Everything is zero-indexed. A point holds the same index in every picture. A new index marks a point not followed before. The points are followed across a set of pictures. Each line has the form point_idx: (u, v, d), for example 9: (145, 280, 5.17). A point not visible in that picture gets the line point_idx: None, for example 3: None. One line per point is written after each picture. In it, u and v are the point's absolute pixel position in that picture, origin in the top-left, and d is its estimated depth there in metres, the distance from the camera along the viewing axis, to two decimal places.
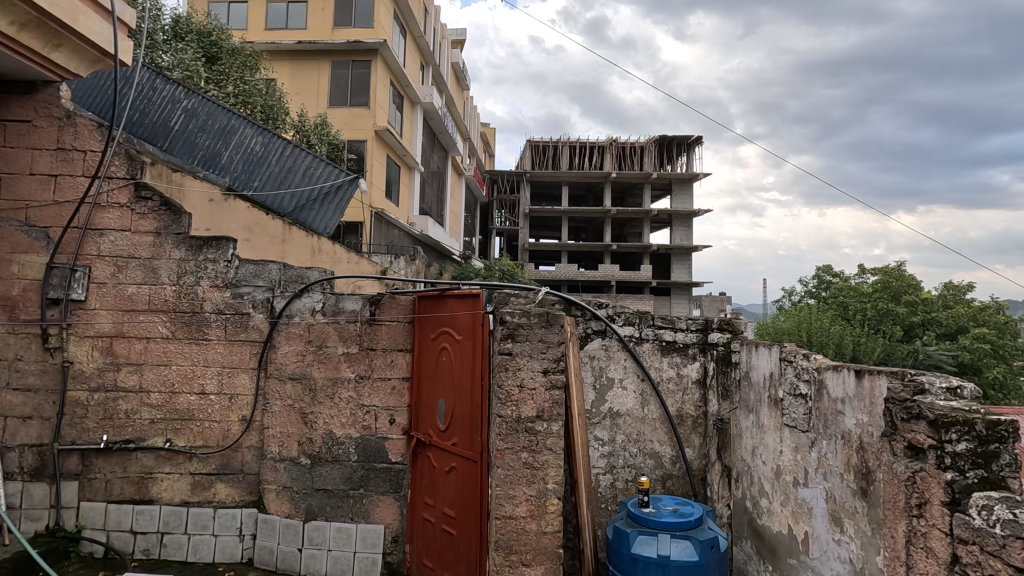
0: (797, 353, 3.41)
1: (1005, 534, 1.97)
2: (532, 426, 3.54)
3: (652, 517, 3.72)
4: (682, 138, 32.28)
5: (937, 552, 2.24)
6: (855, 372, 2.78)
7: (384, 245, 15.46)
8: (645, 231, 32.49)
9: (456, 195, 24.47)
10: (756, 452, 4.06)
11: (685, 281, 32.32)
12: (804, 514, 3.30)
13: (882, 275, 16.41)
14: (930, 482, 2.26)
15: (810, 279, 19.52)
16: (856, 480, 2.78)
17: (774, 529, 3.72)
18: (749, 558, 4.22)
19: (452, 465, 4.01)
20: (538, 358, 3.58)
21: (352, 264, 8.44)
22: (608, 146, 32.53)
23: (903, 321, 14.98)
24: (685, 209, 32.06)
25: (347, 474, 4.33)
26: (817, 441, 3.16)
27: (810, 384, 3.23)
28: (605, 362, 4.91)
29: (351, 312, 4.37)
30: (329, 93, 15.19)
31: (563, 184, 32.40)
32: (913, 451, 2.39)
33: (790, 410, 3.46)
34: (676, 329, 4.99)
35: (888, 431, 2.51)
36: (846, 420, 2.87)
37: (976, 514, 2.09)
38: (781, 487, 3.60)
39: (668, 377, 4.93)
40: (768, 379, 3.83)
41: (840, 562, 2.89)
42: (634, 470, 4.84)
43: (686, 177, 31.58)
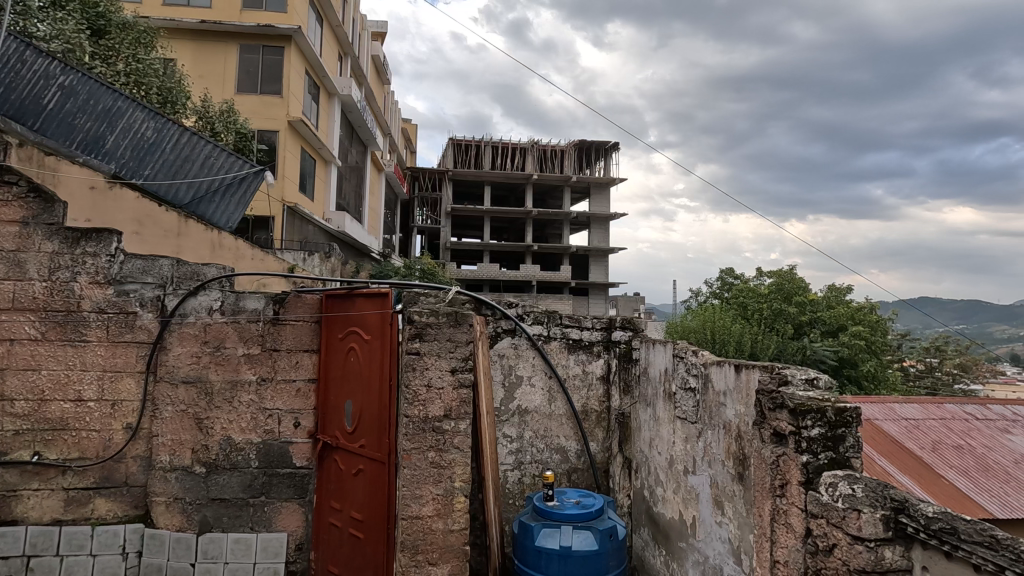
0: (687, 350, 3.66)
1: (845, 508, 2.23)
2: (439, 426, 3.55)
3: (556, 510, 3.85)
4: (600, 143, 33.46)
5: (795, 526, 2.50)
6: (735, 366, 3.02)
7: (297, 241, 14.78)
8: (565, 232, 33.33)
9: (375, 191, 23.87)
10: (653, 443, 4.30)
11: (602, 281, 33.49)
12: (692, 500, 3.54)
13: (776, 277, 17.95)
14: (790, 464, 2.53)
15: (714, 281, 20.88)
16: (734, 465, 3.02)
17: (667, 516, 3.96)
18: (646, 545, 4.45)
19: (360, 467, 3.91)
20: (446, 357, 3.59)
21: (257, 260, 8.02)
22: (530, 148, 33.05)
23: (793, 320, 16.49)
24: (603, 211, 33.21)
25: (247, 482, 4.11)
26: (703, 432, 3.40)
27: (699, 379, 3.47)
28: (514, 360, 5.01)
29: (252, 312, 4.16)
30: (238, 78, 14.29)
31: (485, 184, 32.54)
32: (778, 437, 2.65)
33: (681, 403, 3.71)
34: (582, 328, 5.17)
35: (758, 419, 2.77)
36: (727, 411, 3.12)
37: (824, 491, 2.35)
38: (673, 475, 3.85)
39: (574, 374, 5.11)
40: (663, 375, 4.08)
41: (721, 542, 3.13)
42: (541, 465, 4.99)
43: (604, 181, 32.74)
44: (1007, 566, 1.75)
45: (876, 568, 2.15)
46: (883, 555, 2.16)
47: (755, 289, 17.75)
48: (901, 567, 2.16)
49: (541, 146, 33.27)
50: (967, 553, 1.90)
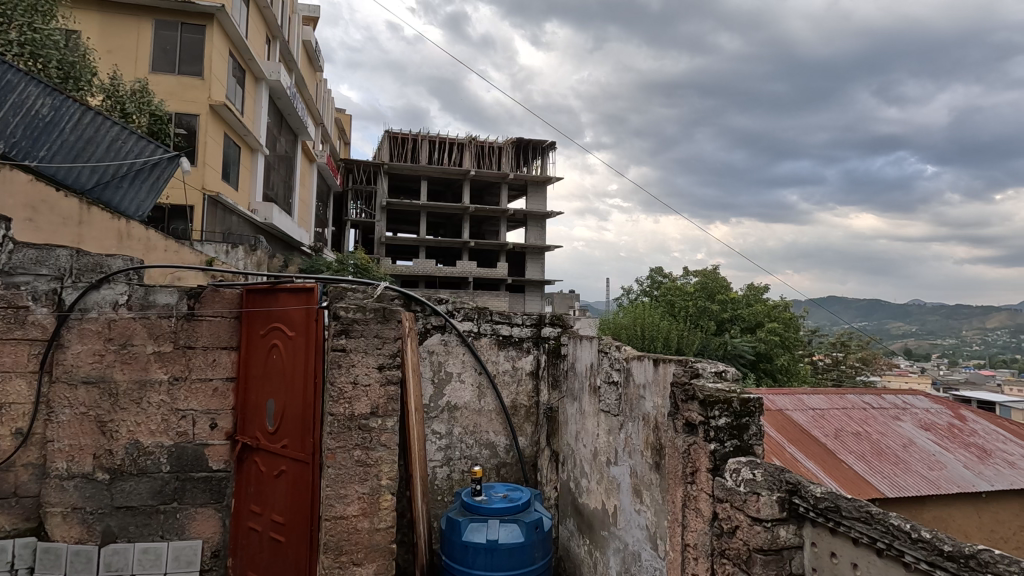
0: (611, 345, 3.79)
1: (745, 491, 2.41)
2: (366, 423, 3.49)
3: (483, 504, 3.88)
4: (537, 141, 33.83)
5: (703, 510, 2.66)
6: (654, 360, 3.16)
7: (219, 233, 13.98)
8: (502, 229, 33.48)
9: (307, 183, 22.99)
10: (578, 437, 4.43)
11: (538, 278, 33.89)
12: (614, 490, 3.67)
13: (701, 276, 18.91)
14: (699, 453, 2.69)
15: (644, 279, 21.64)
16: (651, 455, 3.15)
17: (591, 506, 4.10)
18: (571, 535, 4.57)
19: (282, 468, 3.76)
20: (373, 354, 3.54)
21: (171, 253, 7.53)
22: (468, 144, 32.91)
23: (716, 317, 17.48)
24: (539, 210, 33.60)
25: (157, 488, 3.87)
26: (625, 424, 3.53)
27: (621, 373, 3.61)
28: (443, 357, 5.04)
29: (164, 307, 3.91)
30: (153, 56, 13.30)
31: (422, 179, 32.10)
32: (689, 427, 2.80)
33: (605, 396, 3.83)
34: (512, 324, 5.25)
35: (672, 410, 2.91)
36: (646, 403, 3.25)
37: (728, 477, 2.52)
38: (597, 467, 3.98)
39: (504, 370, 5.19)
40: (589, 369, 4.21)
41: (639, 529, 3.28)
42: (470, 461, 5.03)
43: (541, 180, 33.14)
44: (878, 538, 1.96)
45: (771, 546, 2.33)
46: (779, 533, 2.35)
47: (682, 288, 18.64)
48: (793, 543, 2.36)
49: (478, 142, 33.21)
50: (847, 527, 2.11)
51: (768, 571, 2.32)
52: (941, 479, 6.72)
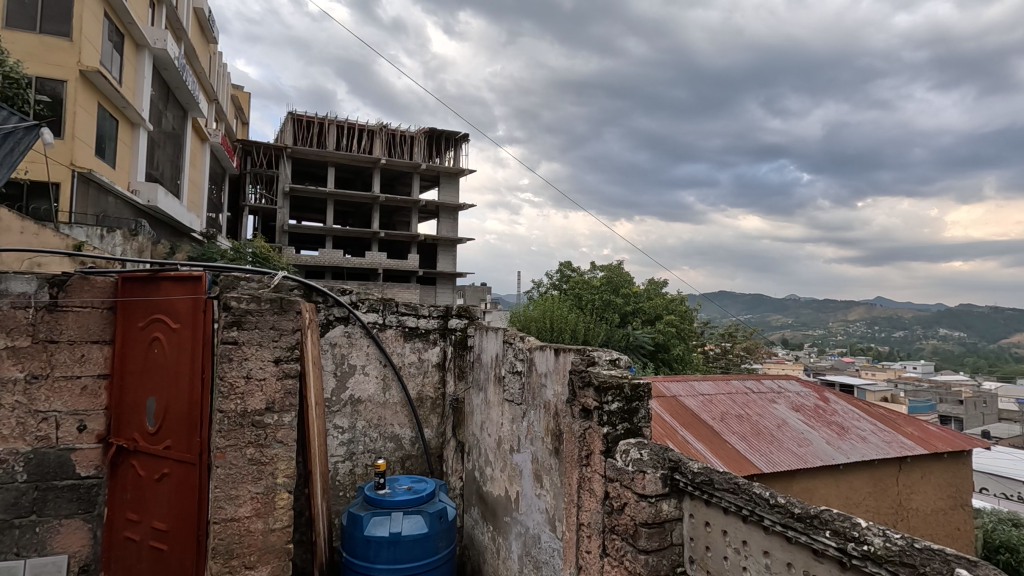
0: (516, 336, 3.88)
1: (633, 470, 2.59)
2: (260, 420, 3.32)
3: (386, 497, 3.84)
4: (450, 132, 33.55)
5: (596, 491, 2.82)
6: (555, 350, 3.27)
7: (91, 215, 12.53)
8: (414, 220, 32.87)
9: (198, 163, 21.15)
10: (483, 426, 4.49)
11: (450, 271, 33.64)
12: (516, 477, 3.77)
13: (607, 271, 19.74)
14: (594, 437, 2.84)
15: (554, 273, 22.14)
16: (551, 441, 3.27)
17: (494, 493, 4.18)
18: (476, 523, 4.63)
19: (164, 471, 3.47)
20: (269, 347, 3.37)
21: (28, 235, 6.63)
22: (378, 131, 31.88)
23: (620, 309, 18.33)
24: (451, 201, 33.33)
25: (12, 500, 3.47)
26: (527, 412, 3.63)
27: (524, 362, 3.70)
28: (347, 349, 4.91)
29: (19, 296, 3.48)
30: (8, 10, 11.56)
31: (329, 165, 30.66)
32: (585, 412, 2.95)
33: (509, 386, 3.92)
34: (419, 316, 5.24)
35: (570, 397, 3.04)
36: (547, 391, 3.36)
37: (619, 458, 2.69)
38: (501, 455, 4.06)
39: (409, 362, 5.18)
40: (494, 360, 4.28)
41: (539, 512, 3.40)
42: (373, 455, 4.99)
43: (453, 171, 32.90)
44: (743, 505, 2.18)
45: (655, 520, 2.51)
46: (662, 507, 2.54)
47: (589, 282, 19.36)
48: (674, 516, 2.57)
49: (389, 130, 32.29)
50: (718, 498, 2.33)
51: (652, 543, 2.50)
52: (807, 454, 7.56)
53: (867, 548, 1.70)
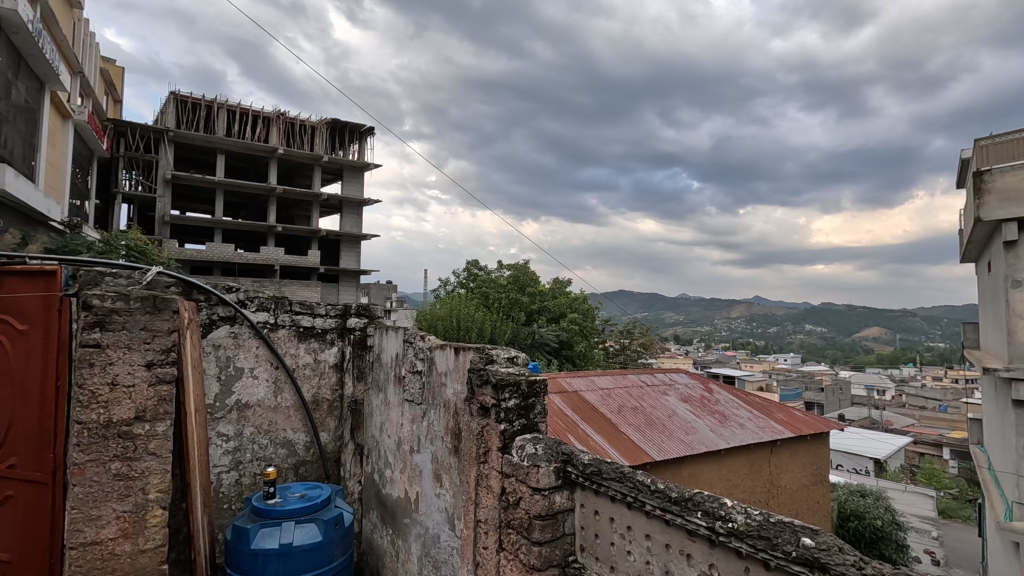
0: (416, 335, 3.83)
1: (527, 464, 2.66)
2: (128, 431, 3.12)
3: (276, 507, 3.63)
4: (354, 125, 32.39)
5: (493, 487, 2.87)
6: (455, 349, 3.25)
7: None
8: (315, 215, 31.33)
9: (57, 143, 18.63)
10: (383, 428, 4.39)
11: (354, 268, 32.43)
12: (416, 477, 3.71)
13: (513, 269, 20.01)
14: (492, 434, 2.90)
15: (462, 271, 22.03)
16: (450, 441, 3.26)
17: (393, 495, 4.10)
18: (375, 527, 4.51)
19: (7, 494, 3.03)
20: (139, 350, 3.19)
21: None
22: (275, 119, 29.96)
23: (525, 308, 18.69)
24: (356, 196, 32.14)
25: None
26: (427, 412, 3.59)
27: (424, 362, 3.66)
28: (232, 351, 4.60)
29: None
30: None
31: (218, 152, 28.31)
32: (483, 410, 2.97)
33: (410, 385, 3.86)
34: (315, 315, 5.03)
35: (469, 395, 3.05)
36: (447, 390, 3.34)
37: (516, 454, 2.76)
38: (400, 457, 3.99)
39: (304, 363, 4.96)
40: (394, 360, 4.20)
41: (439, 512, 3.38)
42: (262, 463, 4.71)
43: (358, 165, 31.78)
44: (628, 493, 2.31)
45: (548, 512, 2.59)
46: (555, 499, 2.62)
47: (496, 281, 19.50)
48: (566, 506, 2.67)
49: (287, 118, 30.49)
50: (606, 487, 2.45)
51: (545, 535, 2.57)
52: (694, 442, 8.18)
53: (732, 525, 1.87)
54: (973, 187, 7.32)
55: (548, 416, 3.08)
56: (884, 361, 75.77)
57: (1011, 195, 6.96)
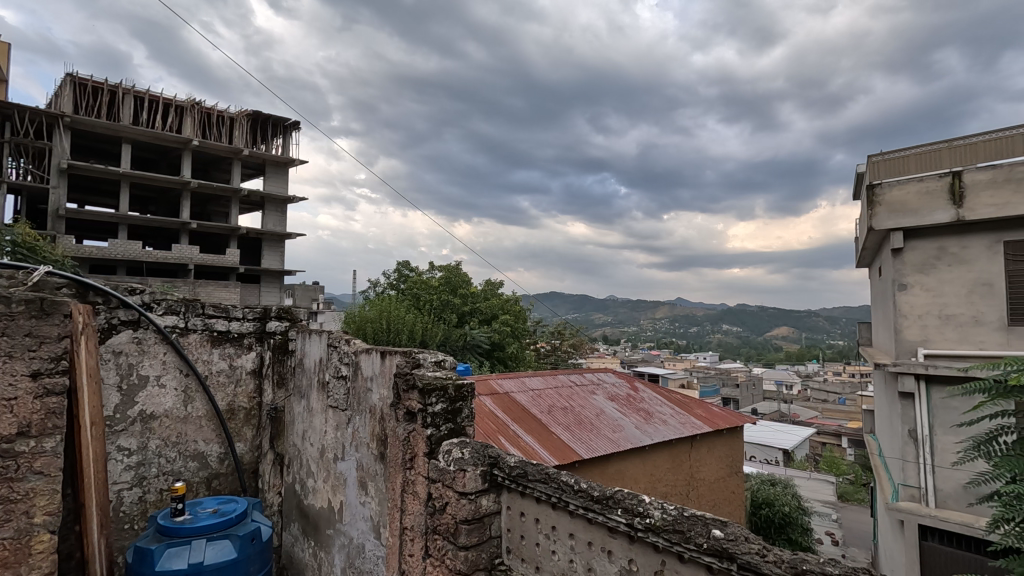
0: (341, 339, 3.71)
1: (452, 468, 2.65)
2: (9, 448, 2.85)
3: (184, 525, 3.40)
4: (278, 118, 31.00)
5: (419, 493, 2.84)
6: (381, 353, 3.17)
7: None
8: (234, 211, 29.62)
9: None
10: (305, 436, 4.21)
11: (277, 268, 30.95)
12: (340, 486, 3.59)
13: (445, 271, 19.82)
14: (417, 439, 2.86)
15: (392, 272, 21.58)
16: (376, 447, 3.17)
17: (316, 506, 3.94)
18: (296, 541, 4.31)
19: None
20: (22, 359, 2.93)
21: None
22: (189, 109, 28.07)
23: (457, 309, 18.59)
24: (279, 192, 30.73)
25: None
26: (352, 418, 3.48)
27: (349, 366, 3.55)
28: (136, 358, 4.27)
29: None
30: None
31: (123, 141, 26.13)
32: (409, 415, 2.93)
33: (334, 392, 3.73)
34: (230, 319, 4.77)
35: (394, 400, 3.00)
36: (372, 395, 3.25)
37: (442, 459, 2.74)
38: (323, 465, 3.85)
39: (218, 370, 4.69)
40: (317, 365, 4.04)
41: (364, 521, 3.28)
42: (170, 477, 4.39)
43: (281, 161, 30.42)
44: (552, 493, 2.35)
45: (474, 516, 2.59)
46: (481, 503, 2.63)
47: (428, 281, 19.26)
48: (493, 510, 2.68)
49: (203, 108, 28.64)
50: (531, 488, 2.48)
51: (471, 539, 2.57)
52: (620, 439, 8.47)
53: (649, 521, 1.95)
54: (867, 199, 8.04)
55: (475, 420, 3.09)
56: (792, 358, 81.86)
57: (899, 206, 7.70)
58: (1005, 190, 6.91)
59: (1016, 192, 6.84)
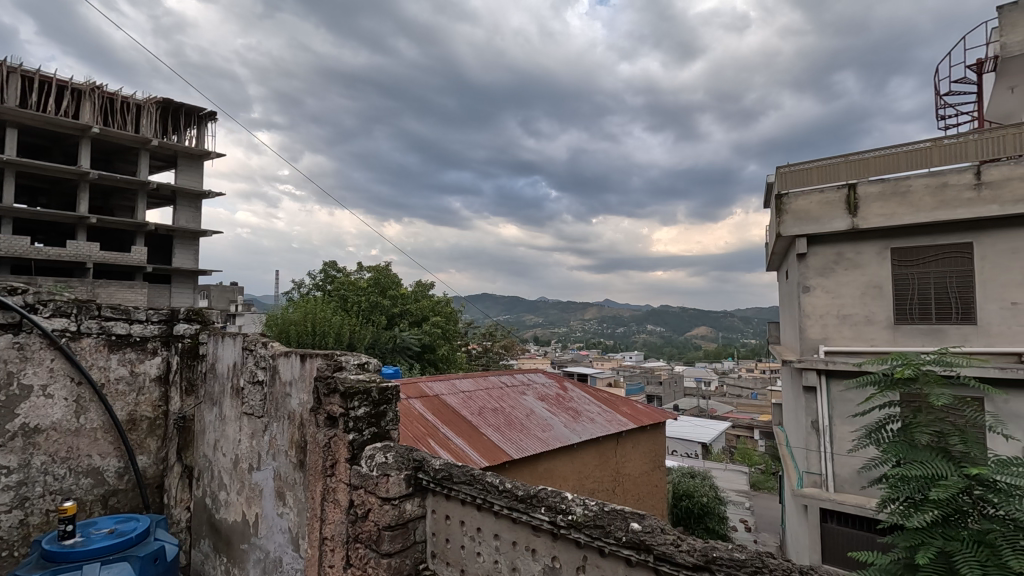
0: (257, 342, 3.52)
1: (375, 474, 2.58)
2: None
3: (74, 549, 3.08)
4: (192, 108, 29.09)
5: (340, 501, 2.75)
6: (300, 356, 3.03)
7: None
8: (141, 206, 27.40)
9: None
10: (217, 446, 3.96)
11: (190, 268, 28.97)
12: (256, 497, 3.39)
13: (374, 272, 19.25)
14: (339, 444, 2.77)
15: (317, 273, 20.73)
16: (295, 454, 3.03)
17: (229, 520, 3.71)
18: (206, 558, 4.04)
19: None
20: None
21: None
22: (88, 93, 25.70)
23: (387, 311, 18.14)
24: (192, 187, 28.78)
25: None
26: (269, 425, 3.30)
27: (266, 370, 3.37)
28: (17, 366, 3.86)
29: None
30: None
31: (8, 125, 23.47)
32: (330, 420, 2.83)
33: (248, 398, 3.53)
34: (132, 322, 4.44)
35: (314, 405, 2.87)
36: (291, 401, 3.09)
37: (365, 465, 2.66)
38: (237, 476, 3.63)
39: (117, 377, 4.34)
40: (231, 370, 3.81)
41: (281, 533, 3.12)
42: (57, 497, 3.99)
43: (195, 153, 28.51)
44: (477, 494, 2.34)
45: (397, 522, 2.53)
46: (405, 508, 2.58)
47: (355, 282, 18.70)
48: (417, 515, 2.64)
49: (105, 93, 26.32)
50: (456, 491, 2.46)
51: (394, 545, 2.51)
52: (549, 438, 8.60)
53: (571, 517, 1.98)
54: (776, 208, 8.65)
55: (399, 422, 3.05)
56: (710, 356, 86.59)
57: (803, 215, 8.34)
58: (892, 202, 7.63)
59: (902, 204, 7.56)
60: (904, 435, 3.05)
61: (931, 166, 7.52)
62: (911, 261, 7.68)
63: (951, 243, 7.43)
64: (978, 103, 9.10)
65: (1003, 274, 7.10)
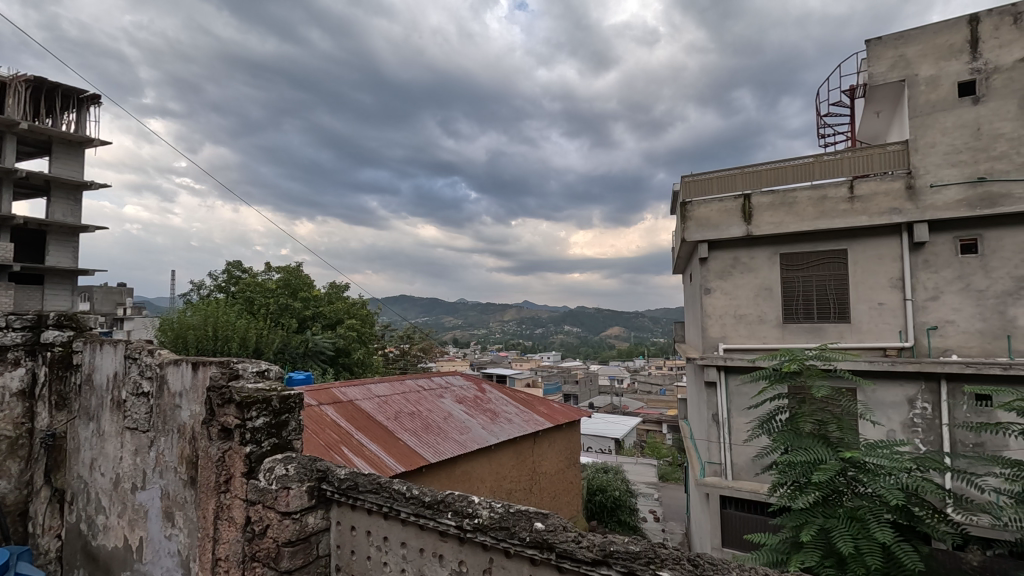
0: (141, 350, 3.22)
1: (274, 487, 2.44)
2: None
3: None
4: (70, 89, 26.16)
5: (235, 518, 2.59)
6: (191, 364, 2.81)
7: None
8: (7, 197, 24.21)
9: None
10: (94, 465, 3.58)
11: (68, 267, 26.02)
12: (139, 519, 3.10)
13: (284, 272, 18.16)
14: (234, 458, 2.61)
15: (220, 274, 19.33)
16: (185, 471, 2.80)
17: (108, 546, 3.37)
18: None
19: None
20: None
21: None
22: None
23: (298, 314, 17.23)
24: (71, 177, 25.87)
25: None
26: (155, 440, 3.03)
27: (152, 381, 3.10)
28: None
29: None
30: None
31: None
32: (225, 432, 2.66)
33: (132, 411, 3.22)
34: None
35: (206, 416, 2.68)
36: (181, 413, 2.86)
37: (263, 478, 2.52)
38: (118, 497, 3.30)
39: None
40: (110, 381, 3.47)
41: (169, 557, 2.88)
42: None
43: (75, 139, 25.65)
44: (384, 503, 2.28)
45: (298, 537, 2.41)
46: (307, 521, 2.46)
47: (263, 284, 17.64)
48: (320, 527, 2.53)
49: None
50: (362, 500, 2.38)
51: (295, 561, 2.40)
52: (468, 440, 8.56)
53: (478, 520, 1.98)
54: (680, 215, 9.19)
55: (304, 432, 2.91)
56: (622, 355, 90.45)
57: (704, 222, 8.92)
58: (781, 211, 8.36)
59: (788, 214, 8.31)
60: (791, 424, 3.36)
61: (813, 180, 8.30)
62: (797, 265, 8.44)
63: (830, 250, 8.24)
64: (851, 124, 10.19)
65: (871, 278, 7.98)
